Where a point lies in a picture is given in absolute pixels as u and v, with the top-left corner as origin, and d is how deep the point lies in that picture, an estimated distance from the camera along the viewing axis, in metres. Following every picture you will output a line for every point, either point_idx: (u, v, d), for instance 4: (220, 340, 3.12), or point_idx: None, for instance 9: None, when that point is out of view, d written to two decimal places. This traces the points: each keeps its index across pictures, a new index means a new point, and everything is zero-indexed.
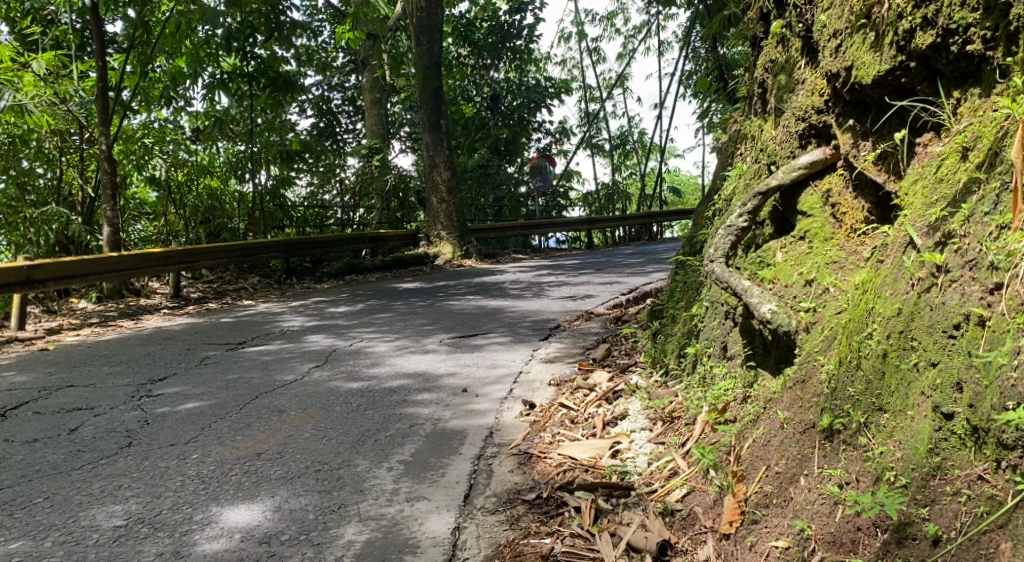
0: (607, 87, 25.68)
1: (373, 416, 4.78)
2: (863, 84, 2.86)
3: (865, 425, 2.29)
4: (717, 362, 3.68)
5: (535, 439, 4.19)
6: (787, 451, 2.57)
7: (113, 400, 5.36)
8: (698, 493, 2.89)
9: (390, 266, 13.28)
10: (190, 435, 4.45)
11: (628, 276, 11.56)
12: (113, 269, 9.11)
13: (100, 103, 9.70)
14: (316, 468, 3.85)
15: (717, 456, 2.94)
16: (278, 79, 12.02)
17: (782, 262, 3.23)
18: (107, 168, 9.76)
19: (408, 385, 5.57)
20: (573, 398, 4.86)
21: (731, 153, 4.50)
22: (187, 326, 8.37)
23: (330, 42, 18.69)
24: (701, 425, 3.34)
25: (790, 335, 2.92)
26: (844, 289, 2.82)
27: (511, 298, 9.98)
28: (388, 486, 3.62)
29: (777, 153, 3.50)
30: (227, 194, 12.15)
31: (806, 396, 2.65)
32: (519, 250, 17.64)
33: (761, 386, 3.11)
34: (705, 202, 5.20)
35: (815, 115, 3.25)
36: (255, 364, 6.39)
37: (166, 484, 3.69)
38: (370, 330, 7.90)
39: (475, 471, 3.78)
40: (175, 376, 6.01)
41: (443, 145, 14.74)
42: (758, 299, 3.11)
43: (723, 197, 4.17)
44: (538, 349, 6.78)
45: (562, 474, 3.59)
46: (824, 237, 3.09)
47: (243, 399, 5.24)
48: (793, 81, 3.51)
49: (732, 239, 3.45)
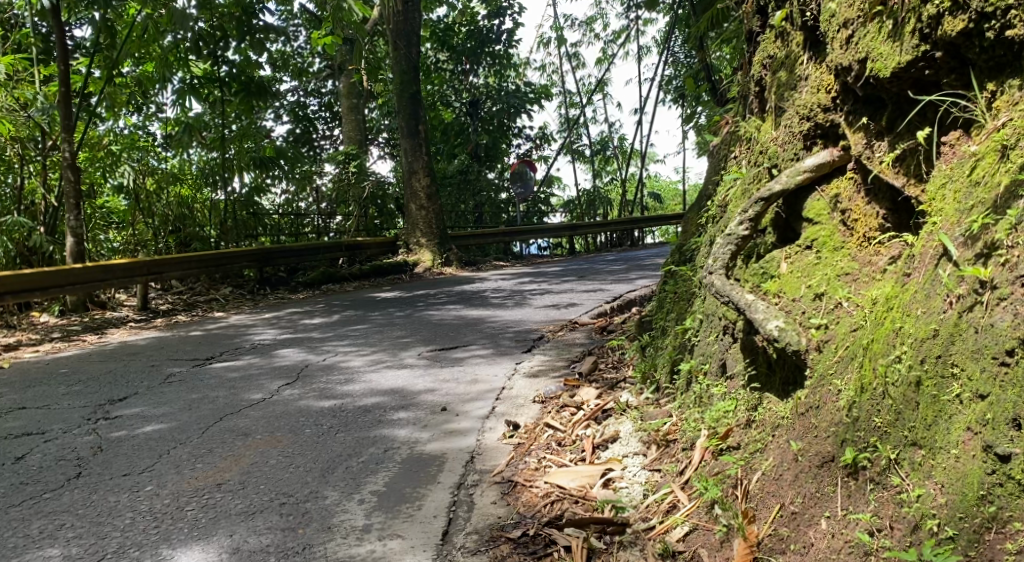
0: (587, 93, 25.58)
1: (346, 439, 4.45)
2: (880, 78, 2.60)
3: (897, 463, 2.03)
4: (715, 381, 3.41)
5: (519, 464, 3.91)
6: (802, 488, 2.30)
7: (66, 423, 4.97)
8: (701, 533, 2.61)
9: (368, 275, 12.93)
10: (146, 463, 4.09)
11: (612, 283, 11.29)
12: (75, 281, 8.70)
13: (62, 109, 9.22)
14: (281, 502, 3.52)
15: (723, 489, 2.66)
16: (251, 84, 11.34)
17: (786, 273, 2.97)
18: (70, 176, 9.28)
19: (384, 403, 5.25)
20: (559, 417, 4.58)
21: (724, 156, 4.25)
22: (154, 340, 7.98)
23: (306, 47, 18.31)
24: (701, 452, 3.06)
25: (800, 355, 2.65)
26: (859, 303, 2.56)
27: (492, 307, 9.67)
28: (359, 522, 3.31)
29: (779, 155, 3.23)
30: (199, 203, 11.74)
31: (820, 425, 2.38)
32: (500, 257, 17.37)
33: (767, 409, 2.85)
34: (696, 208, 4.95)
35: (821, 114, 2.99)
36: (222, 382, 6.01)
37: (113, 523, 3.35)
38: (345, 343, 7.56)
39: (454, 503, 3.48)
40: (136, 397, 5.62)
41: (422, 151, 14.41)
42: (763, 315, 2.83)
43: (719, 201, 3.91)
44: (522, 361, 6.48)
45: (549, 506, 3.31)
46: (834, 246, 2.83)
47: (206, 420, 4.88)
48: (795, 78, 3.25)
49: (732, 249, 3.17)
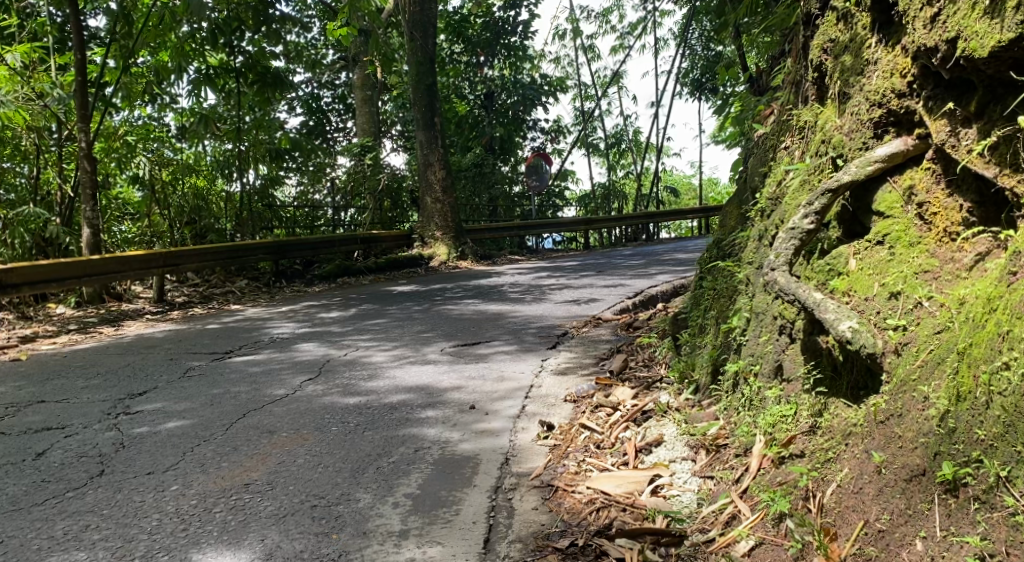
0: (602, 86, 25.37)
1: (374, 437, 4.28)
2: (974, 58, 2.39)
3: (1008, 481, 1.87)
4: (767, 384, 3.22)
5: (557, 468, 3.74)
6: (890, 505, 2.13)
7: (86, 418, 4.81)
8: (769, 547, 2.42)
9: (383, 268, 12.75)
10: (171, 461, 3.92)
11: (632, 279, 11.09)
12: (92, 273, 8.59)
13: (78, 98, 9.08)
14: (312, 504, 3.36)
15: (792, 501, 2.48)
16: (268, 74, 11.20)
17: (856, 270, 2.78)
18: (87, 166, 9.13)
19: (411, 401, 5.08)
20: (595, 418, 4.41)
21: (771, 147, 4.07)
22: (171, 333, 7.83)
23: (320, 39, 18.10)
24: (759, 459, 2.88)
25: (875, 359, 2.47)
26: (943, 303, 2.39)
27: (511, 302, 9.49)
28: (395, 528, 3.14)
29: (845, 144, 3.04)
30: (214, 194, 11.54)
31: (905, 436, 2.21)
32: (515, 251, 17.17)
33: (835, 415, 2.67)
34: (735, 201, 4.77)
35: (895, 100, 2.81)
36: (243, 377, 5.85)
37: (139, 525, 3.18)
38: (366, 337, 7.40)
39: (493, 508, 3.31)
40: (157, 391, 5.47)
41: (437, 143, 14.23)
42: (835, 315, 2.63)
43: (769, 193, 3.73)
44: (548, 359, 6.29)
45: (595, 513, 3.15)
46: (909, 242, 2.65)
47: (229, 417, 4.72)
48: (862, 62, 3.06)
49: (796, 244, 2.96)
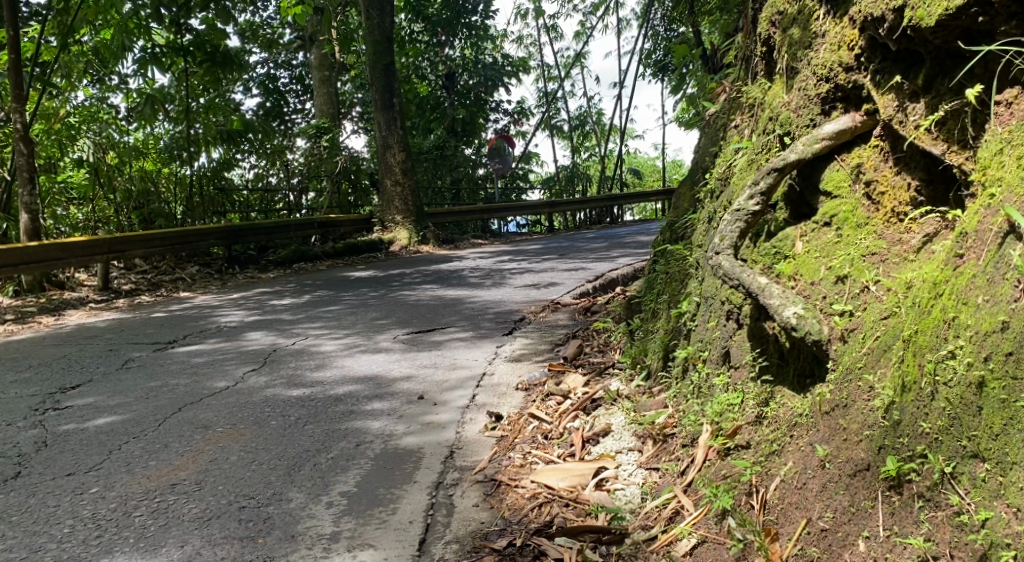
0: (565, 66, 25.22)
1: (314, 432, 4.10)
2: (921, 27, 2.26)
3: (953, 478, 1.76)
4: (715, 370, 3.10)
5: (502, 460, 3.61)
6: (833, 501, 2.02)
7: (11, 415, 4.56)
8: (711, 546, 2.30)
9: (342, 253, 12.48)
10: (95, 461, 3.72)
11: (594, 262, 10.97)
12: (30, 260, 8.24)
13: (13, 77, 8.66)
14: (240, 505, 3.18)
15: (735, 497, 2.35)
16: (218, 54, 10.86)
17: (803, 253, 2.66)
18: (24, 149, 8.72)
19: (357, 392, 4.91)
20: (545, 407, 4.28)
21: (722, 126, 3.94)
22: (114, 322, 7.54)
23: (275, 18, 17.65)
24: (704, 451, 2.75)
25: (821, 347, 2.36)
26: (889, 287, 2.28)
27: (470, 287, 9.32)
28: (326, 530, 2.98)
29: (792, 121, 2.91)
30: (163, 177, 11.17)
31: (851, 428, 2.10)
32: (478, 235, 16.97)
33: (781, 405, 2.56)
34: (687, 183, 4.64)
35: (842, 74, 2.68)
36: (184, 368, 5.62)
37: (50, 533, 2.99)
38: (317, 325, 7.19)
39: (432, 506, 3.16)
40: (90, 385, 5.22)
41: (397, 124, 13.95)
42: (780, 301, 2.51)
43: (718, 174, 3.61)
44: (503, 345, 6.15)
45: (537, 510, 3.02)
46: (856, 223, 2.53)
47: (163, 412, 4.50)
48: (810, 35, 2.92)
49: (741, 226, 2.84)
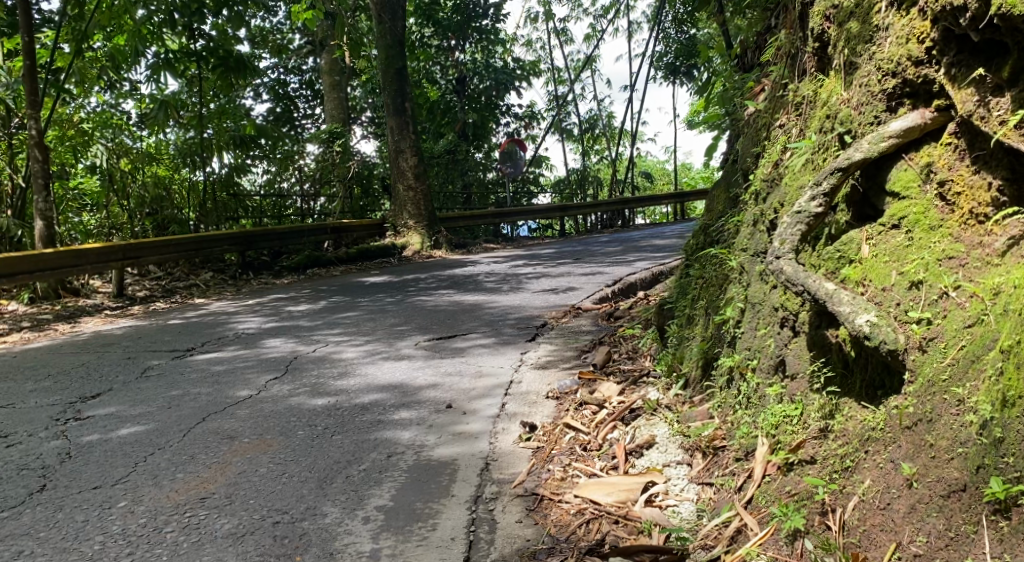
0: (575, 70, 25.08)
1: (343, 442, 3.97)
2: (1014, 14, 2.13)
3: None
4: (767, 380, 2.95)
5: (542, 473, 3.47)
6: (928, 526, 1.92)
7: (32, 425, 4.45)
8: None
9: (355, 259, 12.37)
10: (121, 473, 3.59)
11: (612, 267, 10.81)
12: (45, 267, 8.15)
13: (27, 84, 8.57)
14: (274, 521, 3.05)
15: (808, 517, 2.22)
16: (230, 59, 10.73)
17: (870, 257, 2.53)
18: (39, 155, 8.64)
19: (383, 401, 4.78)
20: (580, 417, 4.13)
21: (765, 124, 3.80)
22: (131, 329, 7.44)
23: (285, 23, 17.54)
24: (764, 466, 2.59)
25: (896, 356, 2.22)
26: (972, 292, 2.14)
27: (487, 292, 9.18)
28: (365, 548, 2.86)
29: (853, 119, 2.78)
30: (176, 183, 11.02)
31: (939, 445, 1.98)
32: (490, 239, 16.85)
33: (848, 418, 2.42)
34: (722, 184, 4.50)
35: (911, 68, 2.55)
36: (204, 377, 5.48)
37: (80, 550, 2.87)
38: (336, 332, 7.05)
39: (474, 521, 3.03)
40: (110, 394, 5.10)
41: (409, 129, 13.82)
42: (850, 309, 2.38)
43: (764, 174, 3.46)
44: (528, 352, 6.00)
45: (585, 526, 2.89)
46: (928, 225, 2.40)
47: (187, 421, 4.37)
48: (870, 28, 2.79)
49: (803, 230, 2.73)
